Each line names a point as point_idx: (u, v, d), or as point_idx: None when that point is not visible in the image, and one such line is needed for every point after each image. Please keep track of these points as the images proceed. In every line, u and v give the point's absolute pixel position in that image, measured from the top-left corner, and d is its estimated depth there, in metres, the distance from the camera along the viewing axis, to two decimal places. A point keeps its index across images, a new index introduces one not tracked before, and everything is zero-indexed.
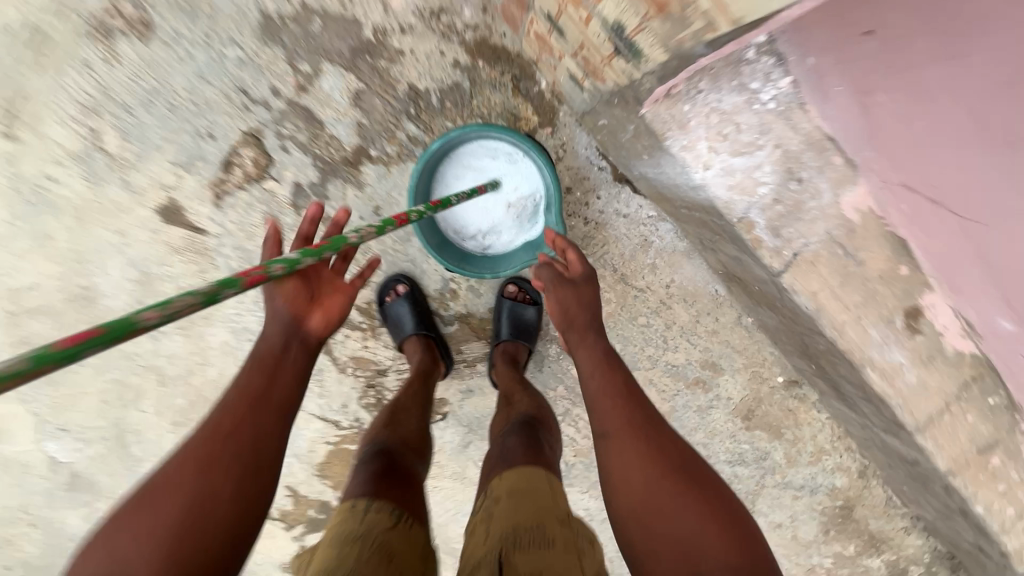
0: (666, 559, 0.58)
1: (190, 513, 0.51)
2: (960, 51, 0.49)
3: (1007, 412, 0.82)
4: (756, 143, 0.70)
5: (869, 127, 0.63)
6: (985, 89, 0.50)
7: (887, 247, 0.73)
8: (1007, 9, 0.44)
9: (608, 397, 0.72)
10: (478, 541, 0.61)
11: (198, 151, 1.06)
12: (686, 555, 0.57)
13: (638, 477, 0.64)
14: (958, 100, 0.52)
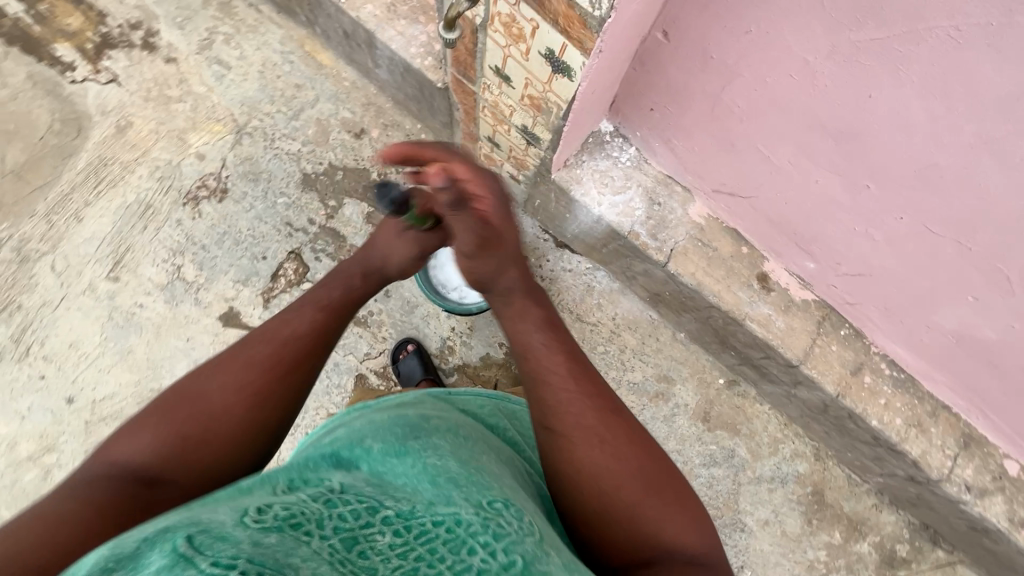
0: (622, 552, 0.65)
1: (279, 376, 0.73)
2: (695, 105, 0.89)
3: (858, 339, 1.13)
4: (626, 186, 1.13)
5: (678, 161, 1.06)
6: (715, 120, 0.88)
7: (728, 236, 1.13)
8: (699, 83, 0.84)
9: (565, 397, 0.70)
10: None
11: (253, 268, 1.44)
12: (640, 548, 0.64)
13: (606, 483, 0.66)
14: (710, 125, 0.90)
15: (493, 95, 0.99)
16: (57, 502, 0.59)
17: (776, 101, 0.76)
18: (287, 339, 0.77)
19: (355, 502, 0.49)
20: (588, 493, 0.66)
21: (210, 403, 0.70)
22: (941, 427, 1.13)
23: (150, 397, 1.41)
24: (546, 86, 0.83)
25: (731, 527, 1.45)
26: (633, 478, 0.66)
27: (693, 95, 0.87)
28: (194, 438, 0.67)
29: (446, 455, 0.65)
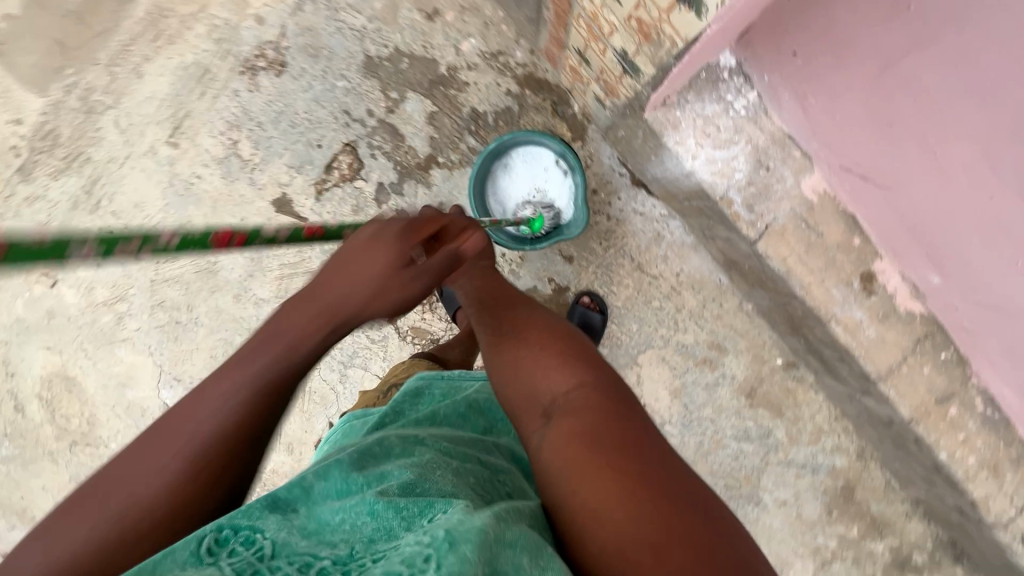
0: (519, 404, 0.69)
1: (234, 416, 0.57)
2: (878, 63, 0.70)
3: (958, 366, 0.98)
4: (733, 140, 0.93)
5: (808, 125, 0.85)
6: (895, 89, 0.70)
7: (841, 222, 0.95)
8: (902, 37, 0.66)
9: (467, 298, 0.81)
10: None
11: (308, 157, 1.38)
12: (528, 395, 0.68)
13: (500, 351, 0.72)
14: (891, 93, 0.71)
15: (593, 6, 0.80)
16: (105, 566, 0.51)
17: (992, 82, 0.62)
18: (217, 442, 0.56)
19: (284, 565, 0.45)
20: (502, 375, 0.71)
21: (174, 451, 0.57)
22: (1018, 475, 1.01)
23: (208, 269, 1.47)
24: (662, 14, 0.69)
25: (746, 500, 1.45)
26: (537, 377, 0.68)
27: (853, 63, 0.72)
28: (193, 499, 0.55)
29: (392, 475, 0.58)
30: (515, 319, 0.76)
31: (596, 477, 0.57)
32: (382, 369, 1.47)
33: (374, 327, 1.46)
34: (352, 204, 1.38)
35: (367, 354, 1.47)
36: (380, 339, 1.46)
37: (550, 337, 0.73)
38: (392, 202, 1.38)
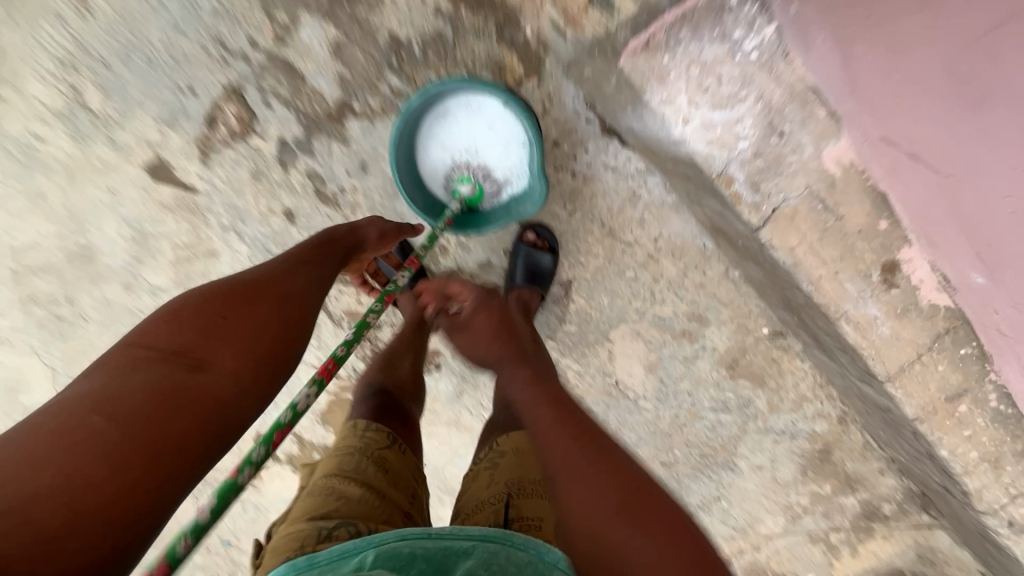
0: None
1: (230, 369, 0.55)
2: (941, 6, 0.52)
3: (977, 362, 0.84)
4: (738, 96, 0.69)
5: (849, 81, 0.62)
6: (969, 45, 0.52)
7: (868, 202, 0.73)
8: None
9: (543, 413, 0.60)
10: (483, 484, 0.74)
11: (181, 107, 1.05)
12: None
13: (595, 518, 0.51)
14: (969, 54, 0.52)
15: None
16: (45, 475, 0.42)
17: None
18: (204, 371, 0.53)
19: None
20: (599, 551, 0.51)
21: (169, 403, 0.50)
22: (1018, 467, 0.92)
23: (82, 254, 1.18)
24: None
25: (720, 465, 1.39)
26: (586, 505, 0.52)
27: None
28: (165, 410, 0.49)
29: None
30: (563, 417, 0.60)
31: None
32: (318, 359, 1.27)
33: None
34: (251, 167, 1.09)
35: None
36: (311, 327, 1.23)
37: (606, 448, 0.57)
38: (302, 163, 1.09)
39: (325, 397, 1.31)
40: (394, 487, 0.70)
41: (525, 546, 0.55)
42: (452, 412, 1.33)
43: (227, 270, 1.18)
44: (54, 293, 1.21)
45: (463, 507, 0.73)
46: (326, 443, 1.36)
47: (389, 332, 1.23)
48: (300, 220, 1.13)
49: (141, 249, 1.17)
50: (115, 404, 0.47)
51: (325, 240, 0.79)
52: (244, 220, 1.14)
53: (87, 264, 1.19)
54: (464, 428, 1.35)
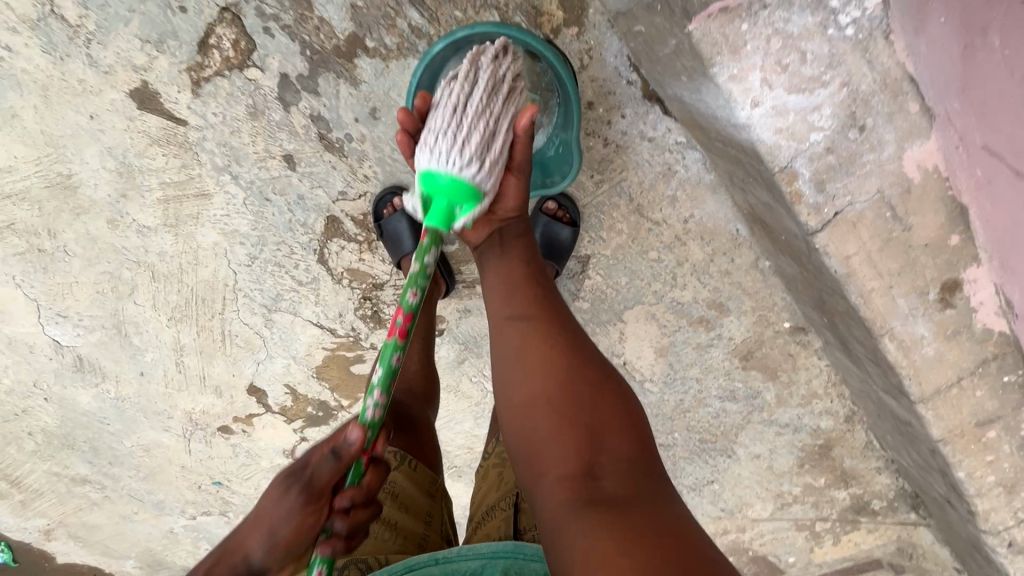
0: (560, 436, 0.58)
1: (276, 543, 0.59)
2: None
3: (1018, 391, 0.79)
4: (820, 79, 0.59)
5: (964, 76, 0.52)
6: None
7: (942, 213, 0.65)
8: None
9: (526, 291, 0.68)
10: (493, 485, 0.76)
11: (169, 26, 0.93)
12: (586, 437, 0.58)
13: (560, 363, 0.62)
14: None
15: None
16: None
17: None
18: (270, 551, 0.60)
19: None
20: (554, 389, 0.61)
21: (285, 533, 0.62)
22: None
23: (62, 183, 1.08)
24: None
25: (718, 451, 1.38)
26: (538, 329, 0.64)
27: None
28: None
29: None
30: (530, 262, 0.71)
31: (582, 437, 0.58)
32: (315, 314, 1.20)
33: (298, 268, 1.14)
34: (248, 103, 0.98)
35: (295, 297, 1.18)
36: (310, 283, 1.16)
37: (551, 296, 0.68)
38: (305, 103, 0.97)
39: (320, 354, 1.26)
40: (407, 513, 0.72)
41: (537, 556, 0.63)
42: (451, 378, 1.29)
43: (220, 214, 1.09)
44: (33, 223, 1.13)
45: (476, 505, 0.78)
46: (321, 398, 1.33)
47: (392, 295, 1.17)
48: (300, 166, 1.03)
49: (126, 184, 1.07)
50: None
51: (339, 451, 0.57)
52: (239, 162, 1.03)
53: (67, 195, 1.09)
54: (462, 395, 1.32)
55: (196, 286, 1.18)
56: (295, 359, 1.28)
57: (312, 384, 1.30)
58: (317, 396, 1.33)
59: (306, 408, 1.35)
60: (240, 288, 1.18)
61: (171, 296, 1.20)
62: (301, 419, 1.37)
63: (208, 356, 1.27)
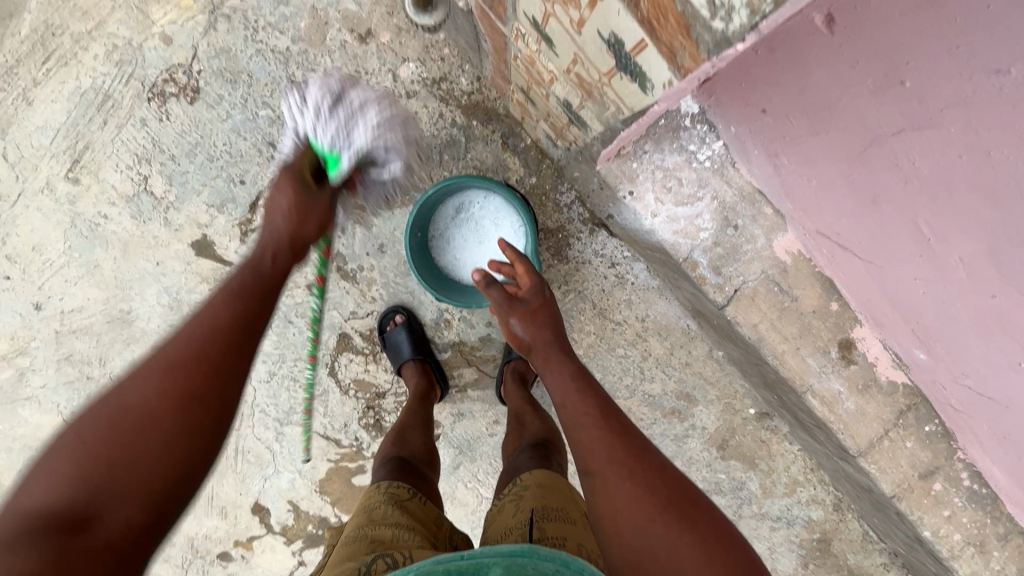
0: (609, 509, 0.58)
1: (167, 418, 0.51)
2: (821, 129, 0.59)
3: (944, 440, 0.89)
4: (696, 196, 0.83)
5: (781, 182, 0.74)
6: (846, 161, 0.59)
7: (817, 285, 0.84)
8: (848, 111, 0.54)
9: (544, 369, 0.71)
10: (508, 515, 0.80)
11: (230, 194, 1.23)
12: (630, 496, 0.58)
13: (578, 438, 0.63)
14: (844, 171, 0.60)
15: (529, 51, 0.73)
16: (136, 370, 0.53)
17: (967, 150, 0.48)
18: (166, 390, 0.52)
19: None
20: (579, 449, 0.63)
21: (89, 473, 0.48)
22: (1007, 551, 0.90)
23: (121, 318, 1.30)
24: (603, 78, 0.64)
25: None
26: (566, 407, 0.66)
27: (833, 142, 0.59)
28: (127, 399, 0.51)
29: None
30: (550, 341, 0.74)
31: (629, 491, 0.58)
32: (322, 425, 1.33)
33: (311, 381, 1.31)
34: None
35: (305, 410, 1.32)
36: (320, 395, 1.31)
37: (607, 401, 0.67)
38: None
39: (324, 466, 1.35)
40: (418, 533, 0.78)
41: (552, 557, 0.63)
42: (447, 486, 1.35)
43: None
44: (88, 354, 1.31)
45: (489, 536, 0.80)
46: (322, 514, 1.37)
47: (393, 402, 1.32)
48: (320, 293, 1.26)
49: (174, 316, 1.29)
50: (130, 391, 0.51)
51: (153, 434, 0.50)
52: (271, 292, 1.27)
53: (123, 328, 1.30)
54: (458, 503, 1.36)
55: None
56: (300, 473, 1.36)
57: (315, 498, 1.36)
58: (319, 512, 1.37)
59: (307, 527, 1.37)
60: (257, 404, 1.32)
61: None
62: (301, 539, 1.38)
63: (218, 475, 1.35)
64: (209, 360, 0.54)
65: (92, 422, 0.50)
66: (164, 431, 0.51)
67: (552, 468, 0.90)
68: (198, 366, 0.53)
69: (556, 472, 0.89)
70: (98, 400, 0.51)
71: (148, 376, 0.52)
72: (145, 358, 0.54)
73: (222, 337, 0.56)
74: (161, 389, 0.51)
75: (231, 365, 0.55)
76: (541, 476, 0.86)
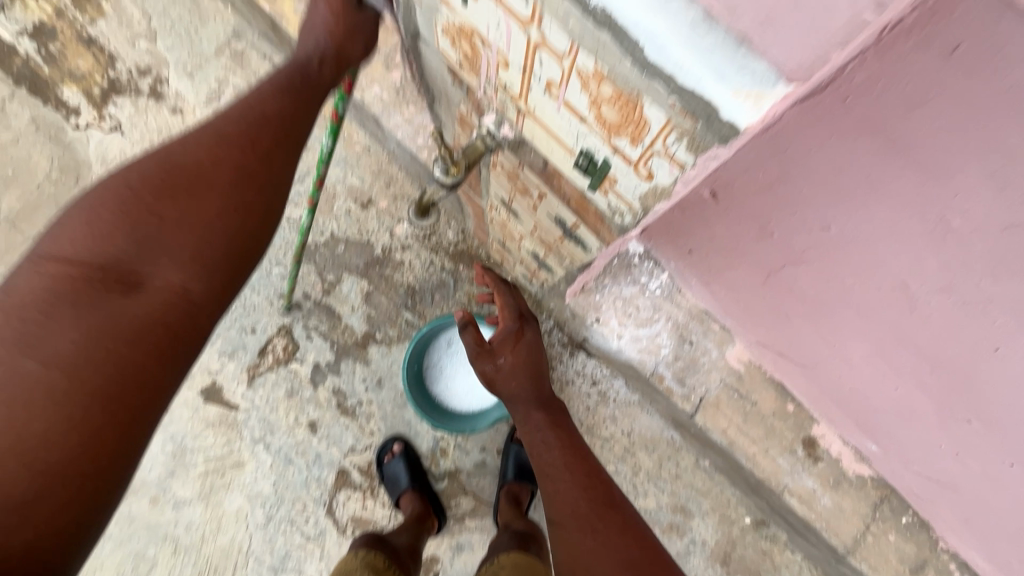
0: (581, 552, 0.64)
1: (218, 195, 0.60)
2: (732, 263, 0.75)
3: (923, 531, 0.93)
4: (653, 318, 0.96)
5: (718, 304, 0.89)
6: (758, 286, 0.74)
7: (771, 389, 0.95)
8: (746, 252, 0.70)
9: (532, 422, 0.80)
10: None
11: (241, 342, 1.35)
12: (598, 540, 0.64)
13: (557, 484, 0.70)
14: (758, 293, 0.75)
15: (502, 217, 0.91)
16: (192, 149, 0.61)
17: None
18: (224, 161, 0.60)
19: None
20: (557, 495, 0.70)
21: (142, 222, 0.57)
22: None
23: None
24: (557, 242, 0.82)
25: None
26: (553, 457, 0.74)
27: (744, 273, 0.74)
28: (183, 175, 0.59)
29: None
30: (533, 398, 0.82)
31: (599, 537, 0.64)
32: (318, 570, 1.30)
33: (308, 522, 1.31)
34: (286, 387, 1.34)
35: (301, 555, 1.30)
36: (317, 537, 1.31)
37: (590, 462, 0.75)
38: (329, 381, 1.34)
39: None
40: None
41: None
42: None
43: (249, 480, 1.32)
44: None
45: None
46: None
47: None
48: (321, 430, 1.33)
49: (176, 463, 1.32)
50: (187, 172, 0.59)
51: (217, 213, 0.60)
52: (274, 432, 1.33)
53: None
54: None
55: (212, 555, 1.30)
56: None
57: None
58: None
59: None
60: (252, 552, 1.30)
61: (185, 569, 1.30)
62: None
63: None
64: (256, 147, 0.62)
65: (146, 183, 0.58)
66: (217, 206, 0.60)
67: (530, 552, 0.92)
68: (247, 155, 0.62)
69: (533, 555, 0.91)
70: (153, 159, 0.60)
71: (206, 157, 0.61)
72: (199, 132, 0.62)
73: (263, 129, 0.63)
74: (213, 166, 0.60)
75: (272, 157, 0.63)
76: (518, 557, 0.88)
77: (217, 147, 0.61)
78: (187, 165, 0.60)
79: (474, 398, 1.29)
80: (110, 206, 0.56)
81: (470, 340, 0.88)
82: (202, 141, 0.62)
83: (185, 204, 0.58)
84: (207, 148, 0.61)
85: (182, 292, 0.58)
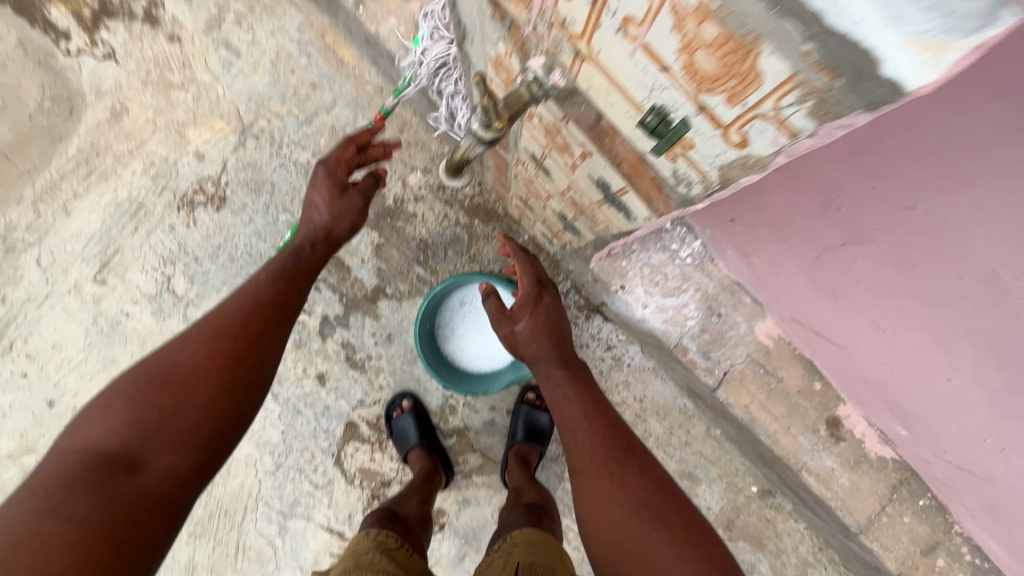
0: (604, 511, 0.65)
1: (213, 364, 0.64)
2: (782, 237, 0.69)
3: (939, 514, 0.92)
4: (681, 288, 0.91)
5: (754, 277, 0.84)
6: (807, 263, 0.69)
7: (800, 365, 0.91)
8: (803, 227, 0.64)
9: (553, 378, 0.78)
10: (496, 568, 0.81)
11: None
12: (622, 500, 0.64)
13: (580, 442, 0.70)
14: (806, 270, 0.70)
15: (528, 173, 0.85)
16: (188, 338, 0.66)
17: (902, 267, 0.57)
18: (225, 330, 0.67)
19: None
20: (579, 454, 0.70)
21: (144, 417, 0.59)
22: None
23: None
24: (593, 204, 0.76)
25: None
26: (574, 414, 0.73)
27: (794, 248, 0.68)
28: (172, 376, 0.62)
29: None
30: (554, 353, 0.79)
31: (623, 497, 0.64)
32: (326, 517, 1.32)
33: (317, 471, 1.32)
34: (294, 338, 1.31)
35: (310, 502, 1.32)
36: (325, 485, 1.32)
37: (613, 417, 0.73)
38: (338, 334, 1.31)
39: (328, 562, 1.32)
40: None
41: None
42: None
43: (258, 428, 1.32)
44: None
45: None
46: None
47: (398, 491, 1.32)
48: (329, 382, 1.31)
49: None
50: (174, 371, 0.63)
51: (204, 384, 0.62)
52: (282, 383, 1.31)
53: None
54: None
55: (222, 499, 1.32)
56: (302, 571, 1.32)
57: None
58: None
59: None
60: (262, 497, 1.32)
61: (196, 510, 1.32)
62: None
63: None
64: (253, 325, 0.69)
65: (137, 388, 0.61)
66: (201, 382, 0.63)
67: (543, 527, 0.91)
68: (243, 332, 0.68)
69: (546, 531, 0.90)
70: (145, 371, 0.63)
71: (203, 334, 0.66)
72: (192, 330, 0.68)
73: (282, 305, 0.73)
74: (208, 347, 0.65)
75: (277, 320, 0.71)
76: (530, 534, 0.87)
77: (199, 342, 0.65)
78: (187, 360, 0.64)
79: (488, 358, 1.26)
80: (118, 405, 0.60)
81: (491, 305, 0.83)
82: (202, 326, 0.67)
83: (168, 397, 0.61)
84: (194, 343, 0.65)
85: (177, 475, 0.59)
